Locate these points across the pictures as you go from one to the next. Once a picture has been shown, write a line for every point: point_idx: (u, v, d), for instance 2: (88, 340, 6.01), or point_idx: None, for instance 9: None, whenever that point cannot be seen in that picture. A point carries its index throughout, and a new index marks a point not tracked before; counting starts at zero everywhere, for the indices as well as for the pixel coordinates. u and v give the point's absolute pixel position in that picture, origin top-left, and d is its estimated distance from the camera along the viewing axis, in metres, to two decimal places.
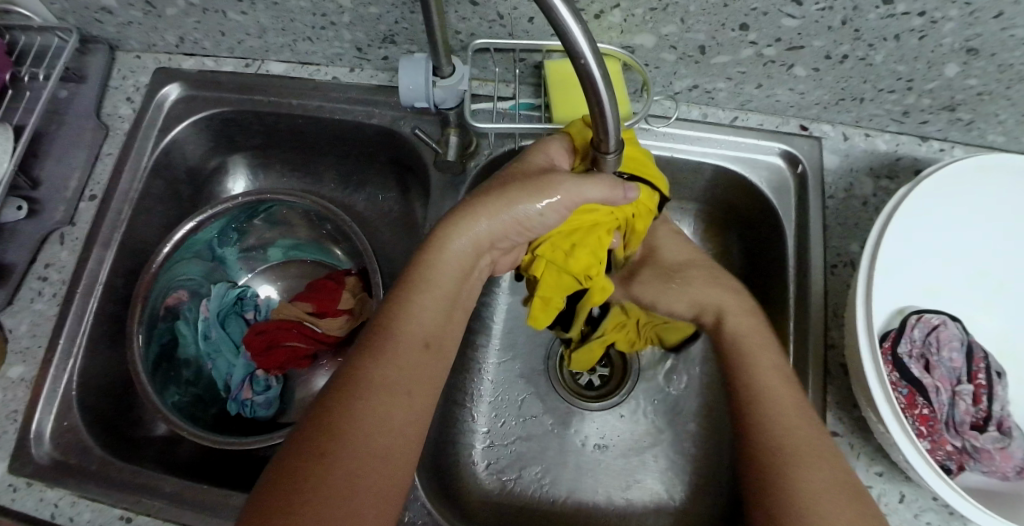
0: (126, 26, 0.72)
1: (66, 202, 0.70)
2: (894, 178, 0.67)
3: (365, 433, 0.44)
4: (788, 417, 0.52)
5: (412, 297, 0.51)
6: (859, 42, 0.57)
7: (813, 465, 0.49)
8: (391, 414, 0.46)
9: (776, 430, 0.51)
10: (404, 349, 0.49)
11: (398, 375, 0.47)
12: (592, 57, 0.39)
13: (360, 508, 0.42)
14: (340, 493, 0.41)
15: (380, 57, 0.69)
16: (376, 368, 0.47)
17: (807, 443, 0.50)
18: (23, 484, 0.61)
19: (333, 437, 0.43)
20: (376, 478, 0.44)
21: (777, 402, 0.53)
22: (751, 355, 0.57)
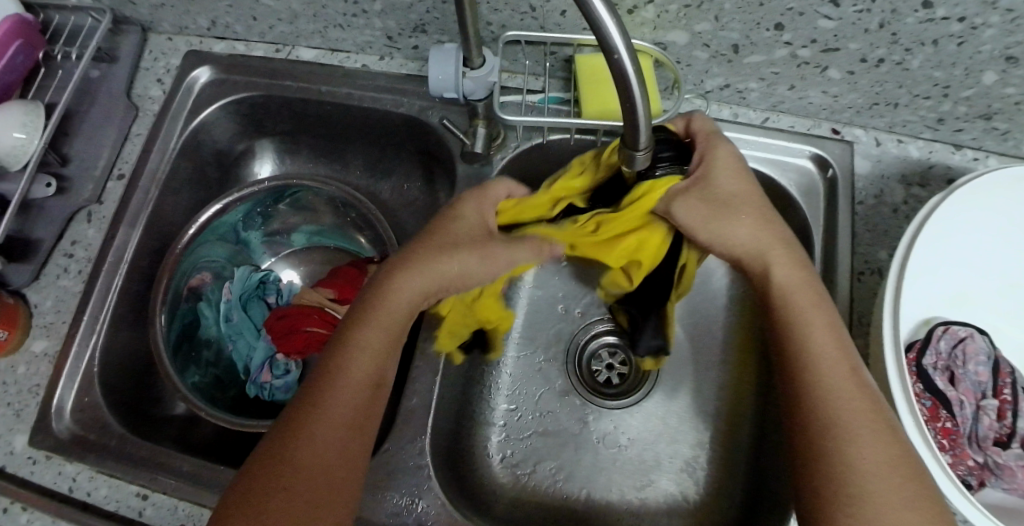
0: (159, 8, 0.72)
1: (95, 180, 0.71)
2: (926, 186, 0.65)
3: (303, 450, 0.48)
4: (851, 394, 0.48)
5: (357, 331, 0.54)
6: (896, 46, 0.56)
7: (883, 454, 0.45)
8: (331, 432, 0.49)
9: (833, 399, 0.48)
10: (348, 372, 0.52)
11: (342, 397, 0.51)
12: (626, 52, 0.38)
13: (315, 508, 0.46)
14: (293, 497, 0.46)
15: (410, 46, 0.69)
16: (324, 399, 0.50)
17: (878, 430, 0.46)
18: (42, 458, 0.62)
19: (281, 456, 0.47)
20: (329, 490, 0.47)
21: (842, 377, 0.49)
22: (808, 314, 0.52)
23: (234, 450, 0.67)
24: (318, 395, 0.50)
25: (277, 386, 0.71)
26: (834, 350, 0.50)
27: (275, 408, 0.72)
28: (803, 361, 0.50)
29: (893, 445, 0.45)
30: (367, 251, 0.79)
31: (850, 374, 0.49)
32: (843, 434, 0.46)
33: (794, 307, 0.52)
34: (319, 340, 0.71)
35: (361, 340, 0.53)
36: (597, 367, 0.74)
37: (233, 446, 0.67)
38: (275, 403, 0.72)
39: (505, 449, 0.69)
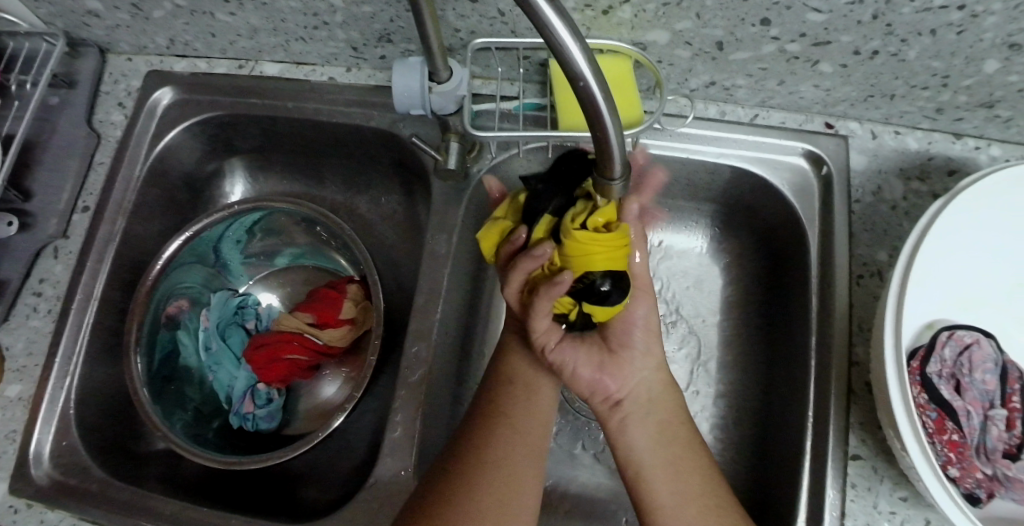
0: (114, 29, 0.69)
1: (59, 214, 0.69)
2: (926, 180, 0.62)
3: (475, 498, 0.52)
4: (671, 455, 0.56)
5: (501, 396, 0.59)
6: (891, 37, 0.52)
7: (684, 495, 0.54)
8: (513, 439, 0.56)
9: (658, 487, 0.54)
10: (501, 434, 0.56)
11: (526, 418, 0.58)
12: (593, 77, 0.35)
13: (493, 479, 0.54)
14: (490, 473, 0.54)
15: (377, 56, 0.66)
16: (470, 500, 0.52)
17: (689, 478, 0.54)
18: (24, 506, 0.60)
19: (458, 489, 0.52)
20: (505, 477, 0.54)
21: (655, 449, 0.56)
22: (648, 411, 0.58)
23: (221, 487, 0.65)
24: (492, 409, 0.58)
25: (260, 415, 0.69)
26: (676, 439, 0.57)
27: (261, 439, 0.70)
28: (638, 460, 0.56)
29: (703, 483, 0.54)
30: (345, 270, 0.77)
31: (678, 435, 0.57)
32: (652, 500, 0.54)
33: (647, 405, 0.58)
34: (300, 366, 0.70)
35: (510, 405, 0.59)
36: None
37: (219, 483, 0.66)
38: (261, 434, 0.70)
39: None
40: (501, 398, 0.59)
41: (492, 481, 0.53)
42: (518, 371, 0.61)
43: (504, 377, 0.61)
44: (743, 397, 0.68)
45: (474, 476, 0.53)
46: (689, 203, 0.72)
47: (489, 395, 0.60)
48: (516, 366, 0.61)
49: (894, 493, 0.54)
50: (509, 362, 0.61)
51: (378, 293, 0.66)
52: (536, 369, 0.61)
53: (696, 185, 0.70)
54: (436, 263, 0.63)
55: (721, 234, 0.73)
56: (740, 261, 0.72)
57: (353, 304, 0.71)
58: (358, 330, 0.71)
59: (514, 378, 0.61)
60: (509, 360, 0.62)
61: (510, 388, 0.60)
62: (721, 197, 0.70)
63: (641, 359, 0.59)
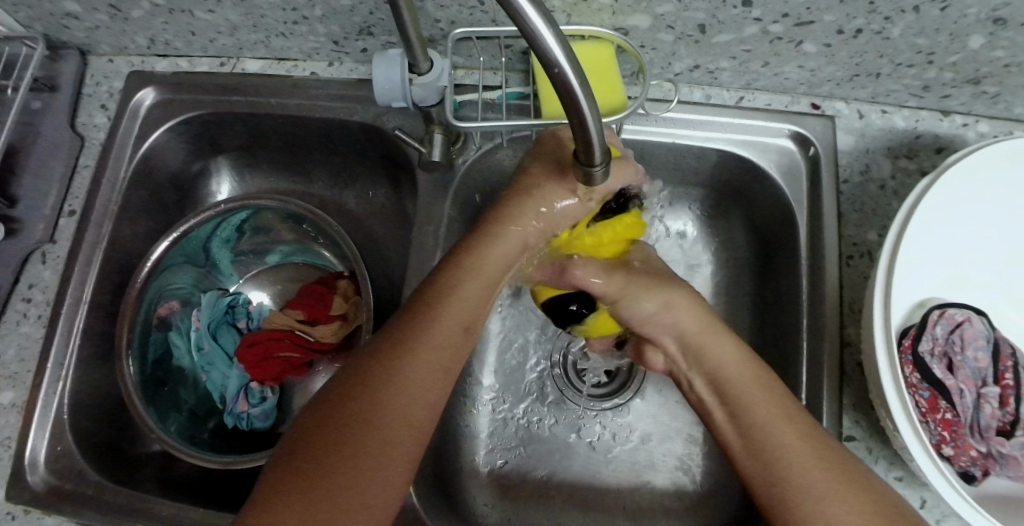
0: (94, 30, 0.69)
1: (46, 219, 0.68)
2: (914, 158, 0.62)
3: (369, 441, 0.44)
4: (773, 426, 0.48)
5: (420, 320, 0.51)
6: (874, 15, 0.51)
7: (811, 474, 0.45)
8: (421, 383, 0.48)
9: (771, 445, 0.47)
10: (417, 361, 0.48)
11: (437, 348, 0.50)
12: (568, 63, 0.34)
13: (383, 426, 0.45)
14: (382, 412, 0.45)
15: (358, 49, 0.65)
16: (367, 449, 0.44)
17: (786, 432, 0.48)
18: (21, 512, 0.60)
19: (357, 440, 0.44)
20: (405, 427, 0.45)
21: (762, 412, 0.49)
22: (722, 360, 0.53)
23: (218, 486, 0.65)
24: (410, 340, 0.49)
25: (255, 414, 0.69)
26: (779, 414, 0.49)
27: (256, 437, 0.70)
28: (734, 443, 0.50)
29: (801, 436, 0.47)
30: (335, 266, 0.77)
31: (779, 405, 0.49)
32: (775, 480, 0.46)
33: (725, 361, 0.53)
34: (293, 363, 0.70)
35: (434, 329, 0.50)
36: (584, 366, 0.72)
37: (217, 483, 0.66)
38: (256, 432, 0.70)
39: (495, 461, 0.67)
40: (415, 328, 0.50)
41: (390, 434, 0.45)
42: (459, 306, 0.52)
43: (436, 310, 0.52)
44: None
45: (383, 427, 0.45)
46: (679, 188, 0.72)
47: (409, 331, 0.50)
48: (456, 299, 0.53)
49: (889, 473, 0.54)
50: (454, 291, 0.53)
51: (368, 287, 0.66)
52: (469, 310, 0.53)
53: (684, 170, 0.69)
54: (424, 257, 0.62)
55: (711, 218, 0.72)
56: (731, 245, 0.72)
57: (344, 300, 0.71)
58: (349, 325, 0.71)
59: (442, 308, 0.52)
60: (451, 285, 0.53)
61: (450, 325, 0.51)
62: (709, 181, 0.70)
63: (718, 351, 0.54)
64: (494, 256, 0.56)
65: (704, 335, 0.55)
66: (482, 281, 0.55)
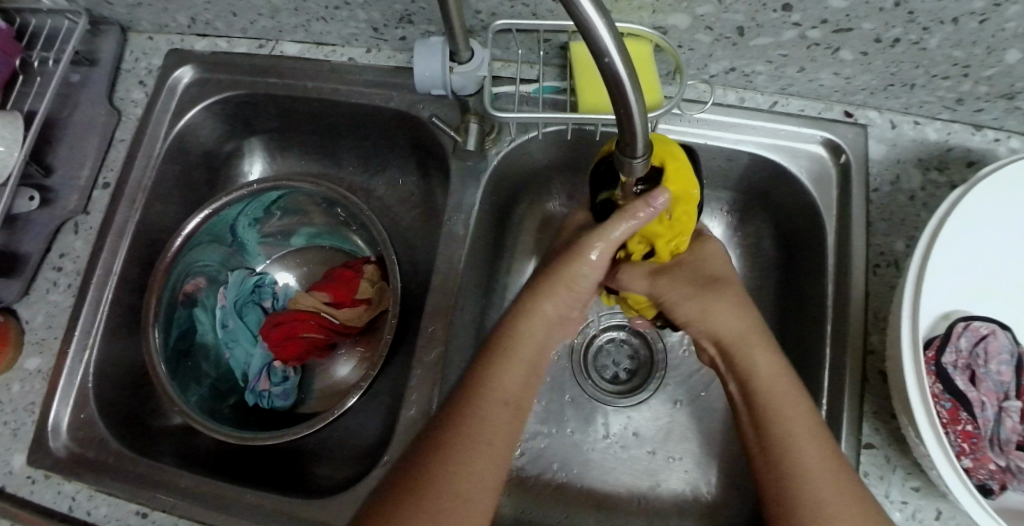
0: (137, 7, 0.70)
1: (80, 190, 0.69)
2: (945, 170, 0.62)
3: (461, 452, 0.46)
4: (811, 451, 0.47)
5: (512, 346, 0.53)
6: (913, 25, 0.52)
7: (841, 501, 0.44)
8: (509, 399, 0.50)
9: (794, 450, 0.47)
10: (505, 382, 0.51)
11: (535, 350, 0.54)
12: (617, 53, 0.35)
13: (478, 440, 0.47)
14: (475, 430, 0.47)
15: (397, 37, 0.66)
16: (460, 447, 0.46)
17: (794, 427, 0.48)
18: (42, 477, 0.61)
19: (441, 453, 0.46)
20: (495, 439, 0.48)
21: (770, 390, 0.50)
22: (762, 372, 0.51)
23: (236, 462, 0.66)
24: (503, 362, 0.51)
25: (275, 393, 0.70)
26: (796, 420, 0.49)
27: (275, 416, 0.71)
28: (757, 452, 0.49)
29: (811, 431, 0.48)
30: (361, 251, 0.77)
31: (804, 414, 0.49)
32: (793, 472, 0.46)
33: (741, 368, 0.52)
34: (317, 345, 0.71)
35: (528, 336, 0.54)
36: (603, 362, 0.72)
37: (235, 458, 0.66)
38: (276, 411, 0.71)
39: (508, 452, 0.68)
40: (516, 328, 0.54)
41: (455, 497, 0.44)
42: (509, 387, 0.50)
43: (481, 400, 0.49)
44: None
45: (465, 441, 0.47)
46: (707, 189, 0.72)
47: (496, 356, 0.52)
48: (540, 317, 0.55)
49: (906, 482, 0.54)
50: (495, 373, 0.51)
51: (395, 273, 0.66)
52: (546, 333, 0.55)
53: (713, 172, 0.70)
54: (452, 245, 0.63)
55: (735, 222, 0.73)
56: (755, 250, 0.72)
57: (370, 284, 0.71)
58: (373, 310, 0.71)
59: (536, 321, 0.55)
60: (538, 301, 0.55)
61: (499, 407, 0.49)
62: (738, 184, 0.70)
63: (718, 313, 0.55)
64: (533, 345, 0.54)
65: (745, 343, 0.53)
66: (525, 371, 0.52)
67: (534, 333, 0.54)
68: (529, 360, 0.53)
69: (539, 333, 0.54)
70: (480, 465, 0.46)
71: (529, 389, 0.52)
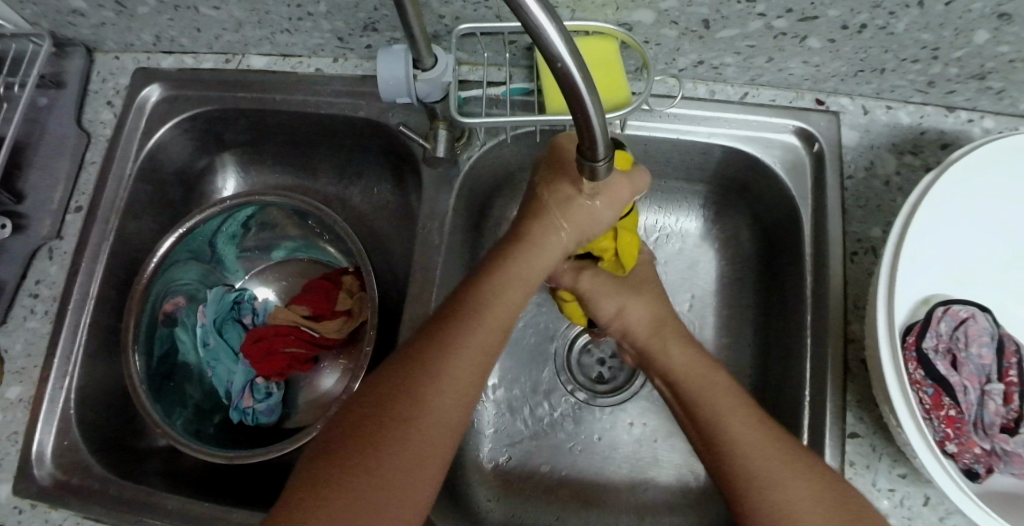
0: (100, 27, 0.69)
1: (52, 215, 0.69)
2: (919, 154, 0.62)
3: (393, 447, 0.44)
4: (743, 423, 0.50)
5: (461, 321, 0.50)
6: (878, 10, 0.51)
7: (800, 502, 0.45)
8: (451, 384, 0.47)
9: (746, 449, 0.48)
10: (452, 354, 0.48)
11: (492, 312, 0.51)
12: (571, 58, 0.35)
13: (415, 418, 0.45)
14: (408, 412, 0.45)
15: (363, 46, 0.65)
16: (397, 436, 0.44)
17: (755, 438, 0.49)
18: (28, 506, 0.60)
19: (371, 444, 0.44)
20: (430, 417, 0.46)
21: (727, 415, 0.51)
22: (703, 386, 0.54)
23: (223, 481, 0.66)
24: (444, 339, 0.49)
25: (259, 409, 0.69)
26: (749, 425, 0.50)
27: (261, 432, 0.71)
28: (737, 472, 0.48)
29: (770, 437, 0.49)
30: (340, 262, 0.77)
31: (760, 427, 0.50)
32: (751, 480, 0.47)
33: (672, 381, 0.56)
34: (299, 359, 0.70)
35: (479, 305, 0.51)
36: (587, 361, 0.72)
37: (222, 478, 0.66)
38: (261, 427, 0.71)
39: (497, 456, 0.67)
40: (473, 295, 0.52)
41: (394, 480, 0.43)
42: (463, 361, 0.49)
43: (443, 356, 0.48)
44: (741, 380, 0.68)
45: (394, 434, 0.44)
46: (683, 183, 0.72)
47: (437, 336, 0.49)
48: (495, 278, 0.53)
49: (893, 470, 0.54)
50: (442, 346, 0.49)
51: (372, 283, 0.66)
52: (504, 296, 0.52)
53: (688, 166, 0.69)
54: (428, 252, 0.62)
55: (714, 214, 0.73)
56: (734, 242, 0.72)
57: (348, 295, 0.72)
58: (354, 321, 0.71)
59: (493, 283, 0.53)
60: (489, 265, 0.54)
61: (447, 384, 0.47)
62: (713, 177, 0.70)
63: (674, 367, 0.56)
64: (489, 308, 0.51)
65: (691, 363, 0.56)
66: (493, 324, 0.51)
67: (491, 297, 0.52)
68: (496, 327, 0.51)
69: (530, 267, 0.54)
70: (416, 450, 0.44)
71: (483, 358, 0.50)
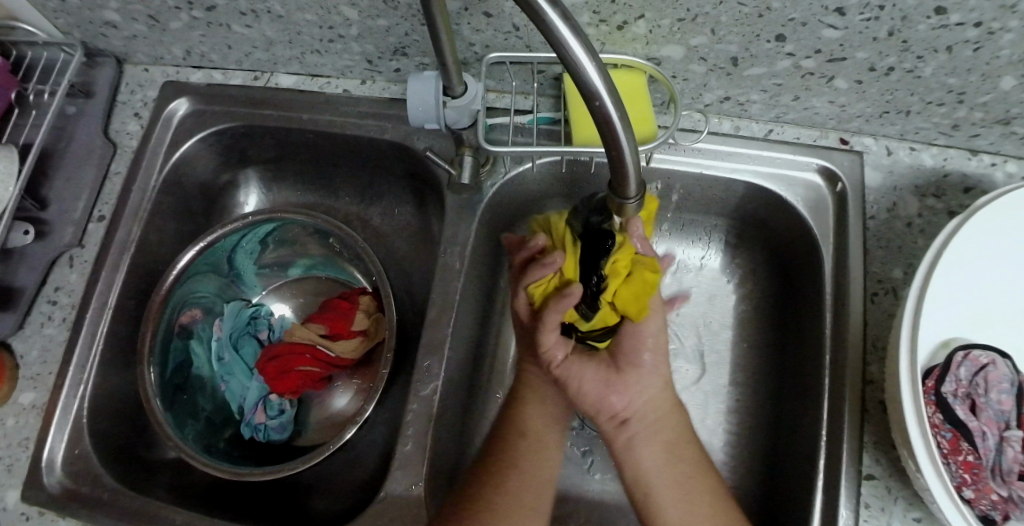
0: (132, 40, 0.70)
1: (75, 223, 0.69)
2: (942, 196, 0.62)
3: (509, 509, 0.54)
4: (685, 472, 0.56)
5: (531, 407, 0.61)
6: (906, 53, 0.52)
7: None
8: (543, 459, 0.58)
9: (667, 477, 0.56)
10: (535, 424, 0.60)
11: (548, 386, 0.62)
12: (609, 97, 0.35)
13: (517, 482, 0.56)
14: (522, 481, 0.56)
15: (391, 69, 0.66)
16: (497, 499, 0.54)
17: (695, 485, 0.56)
18: (36, 513, 0.60)
19: (476, 511, 0.53)
20: (526, 481, 0.56)
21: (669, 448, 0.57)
22: (657, 430, 0.58)
23: (232, 498, 0.65)
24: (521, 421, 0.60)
25: (271, 426, 0.69)
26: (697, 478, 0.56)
27: (272, 449, 0.70)
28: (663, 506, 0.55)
29: (705, 484, 0.56)
30: (357, 281, 0.77)
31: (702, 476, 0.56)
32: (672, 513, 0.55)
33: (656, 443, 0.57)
34: (313, 378, 0.70)
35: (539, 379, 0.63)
36: None
37: (230, 495, 0.65)
38: (272, 444, 0.70)
39: None
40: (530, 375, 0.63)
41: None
42: (525, 429, 0.60)
43: (515, 433, 0.59)
44: (757, 414, 0.68)
45: (502, 499, 0.54)
46: (701, 216, 0.72)
47: (519, 422, 0.60)
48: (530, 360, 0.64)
49: (907, 513, 0.53)
50: (520, 418, 0.61)
51: (391, 305, 0.66)
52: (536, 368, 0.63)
53: (708, 200, 0.70)
54: (448, 278, 0.63)
55: (732, 248, 0.73)
56: (753, 276, 0.72)
57: (366, 316, 0.71)
58: (370, 341, 0.71)
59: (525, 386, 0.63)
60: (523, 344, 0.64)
61: (523, 445, 0.59)
62: (734, 212, 0.70)
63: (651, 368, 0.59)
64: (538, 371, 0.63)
65: (661, 416, 0.58)
66: (545, 409, 0.61)
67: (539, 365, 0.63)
68: (544, 403, 0.62)
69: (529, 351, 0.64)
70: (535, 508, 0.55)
71: (548, 427, 0.60)
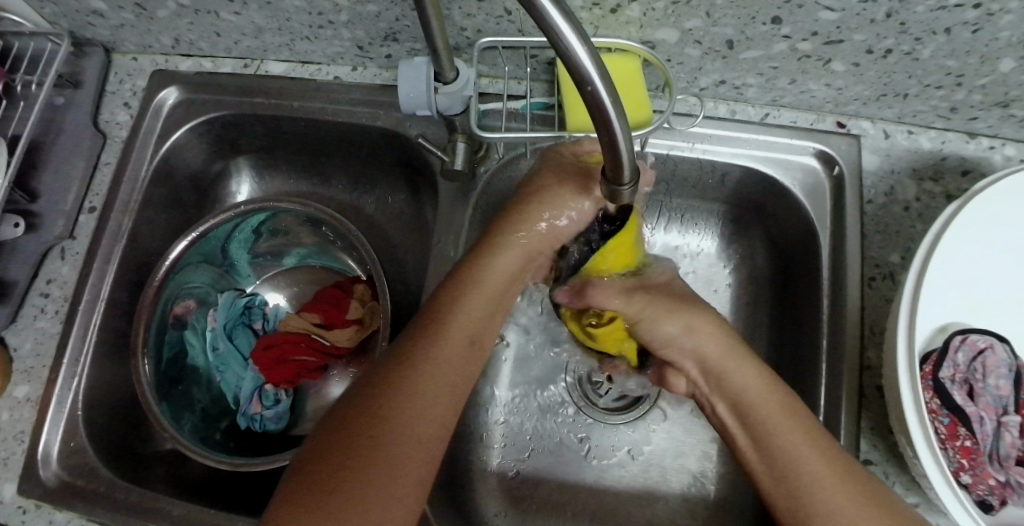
0: (119, 28, 0.69)
1: (65, 215, 0.69)
2: (940, 180, 0.61)
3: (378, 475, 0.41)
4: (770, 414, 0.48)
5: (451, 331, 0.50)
6: (904, 35, 0.51)
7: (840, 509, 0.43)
8: (432, 417, 0.45)
9: (787, 445, 0.46)
10: (450, 351, 0.49)
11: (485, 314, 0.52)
12: (601, 82, 0.34)
13: (393, 446, 0.43)
14: (398, 434, 0.43)
15: (382, 55, 0.65)
16: (390, 438, 0.43)
17: (790, 433, 0.46)
18: (33, 506, 0.60)
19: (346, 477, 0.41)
20: (414, 444, 0.43)
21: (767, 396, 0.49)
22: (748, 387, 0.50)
23: (229, 489, 0.65)
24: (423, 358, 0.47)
25: (267, 416, 0.69)
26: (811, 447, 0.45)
27: (268, 440, 0.70)
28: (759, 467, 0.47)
29: (807, 430, 0.47)
30: (352, 270, 0.77)
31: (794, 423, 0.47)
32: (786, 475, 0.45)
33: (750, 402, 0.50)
34: (308, 367, 0.70)
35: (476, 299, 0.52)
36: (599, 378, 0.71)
37: (226, 486, 0.65)
38: (268, 434, 0.70)
39: (506, 469, 0.67)
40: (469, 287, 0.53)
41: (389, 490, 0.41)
42: (440, 369, 0.47)
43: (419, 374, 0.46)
44: None
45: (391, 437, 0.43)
46: (698, 202, 0.71)
47: (421, 354, 0.47)
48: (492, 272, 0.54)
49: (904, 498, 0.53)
50: (433, 351, 0.48)
51: (386, 294, 0.66)
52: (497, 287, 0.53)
53: (703, 185, 0.69)
54: (442, 266, 0.62)
55: (729, 233, 0.72)
56: (750, 262, 0.71)
57: (360, 305, 0.72)
58: (365, 330, 0.71)
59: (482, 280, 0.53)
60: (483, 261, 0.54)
61: (442, 389, 0.47)
62: (731, 197, 0.69)
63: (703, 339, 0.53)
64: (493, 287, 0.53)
65: (728, 360, 0.51)
66: (461, 349, 0.49)
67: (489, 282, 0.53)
68: (472, 329, 0.51)
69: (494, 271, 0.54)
70: (404, 472, 0.42)
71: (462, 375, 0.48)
